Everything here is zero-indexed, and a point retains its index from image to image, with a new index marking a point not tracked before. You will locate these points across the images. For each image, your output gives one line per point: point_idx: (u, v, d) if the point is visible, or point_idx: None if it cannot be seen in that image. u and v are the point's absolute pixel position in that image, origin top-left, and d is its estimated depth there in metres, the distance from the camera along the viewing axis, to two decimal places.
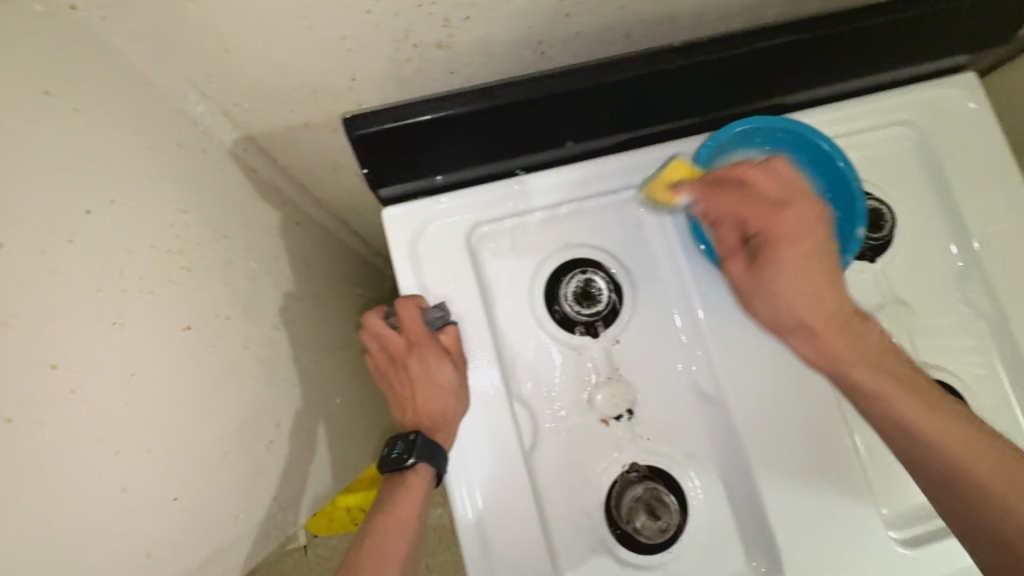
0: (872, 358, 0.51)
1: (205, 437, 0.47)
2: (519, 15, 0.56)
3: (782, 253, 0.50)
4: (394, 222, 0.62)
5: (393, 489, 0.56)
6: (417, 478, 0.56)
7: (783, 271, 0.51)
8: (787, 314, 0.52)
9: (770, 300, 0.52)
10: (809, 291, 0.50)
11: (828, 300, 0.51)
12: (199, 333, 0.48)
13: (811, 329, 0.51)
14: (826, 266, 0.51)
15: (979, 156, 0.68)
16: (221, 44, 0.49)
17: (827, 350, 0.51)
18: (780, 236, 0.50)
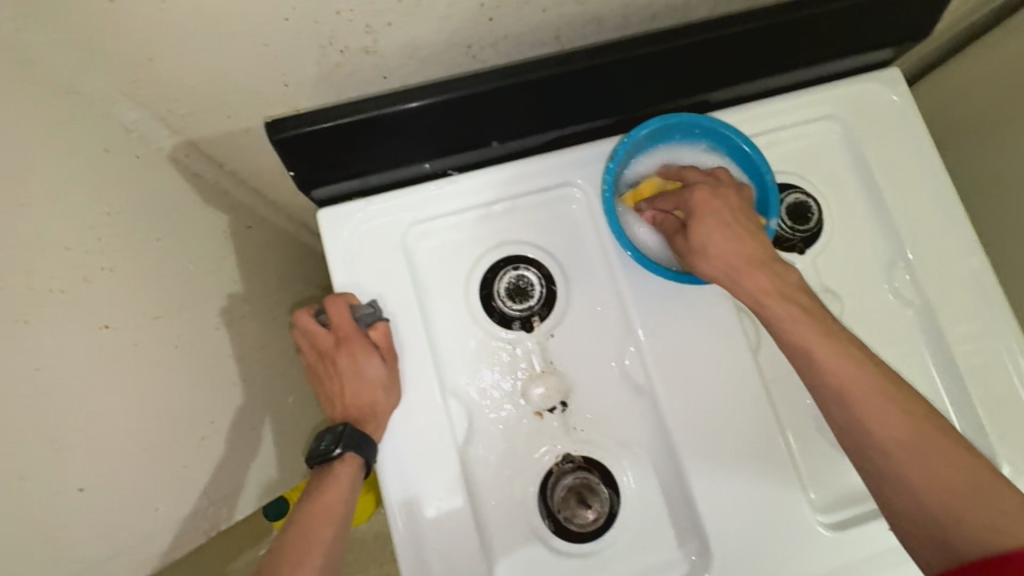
0: (786, 292, 0.54)
1: (124, 432, 0.48)
2: (442, 20, 0.58)
3: (703, 208, 0.57)
4: (329, 223, 0.63)
5: (321, 480, 0.58)
6: (345, 466, 0.58)
7: (708, 225, 0.56)
8: (721, 264, 0.56)
9: (705, 251, 0.56)
10: (732, 238, 0.56)
11: (752, 246, 0.56)
12: (120, 331, 0.50)
13: (741, 270, 0.55)
14: (743, 220, 0.57)
15: (902, 148, 0.70)
16: (142, 52, 0.51)
17: (755, 288, 0.55)
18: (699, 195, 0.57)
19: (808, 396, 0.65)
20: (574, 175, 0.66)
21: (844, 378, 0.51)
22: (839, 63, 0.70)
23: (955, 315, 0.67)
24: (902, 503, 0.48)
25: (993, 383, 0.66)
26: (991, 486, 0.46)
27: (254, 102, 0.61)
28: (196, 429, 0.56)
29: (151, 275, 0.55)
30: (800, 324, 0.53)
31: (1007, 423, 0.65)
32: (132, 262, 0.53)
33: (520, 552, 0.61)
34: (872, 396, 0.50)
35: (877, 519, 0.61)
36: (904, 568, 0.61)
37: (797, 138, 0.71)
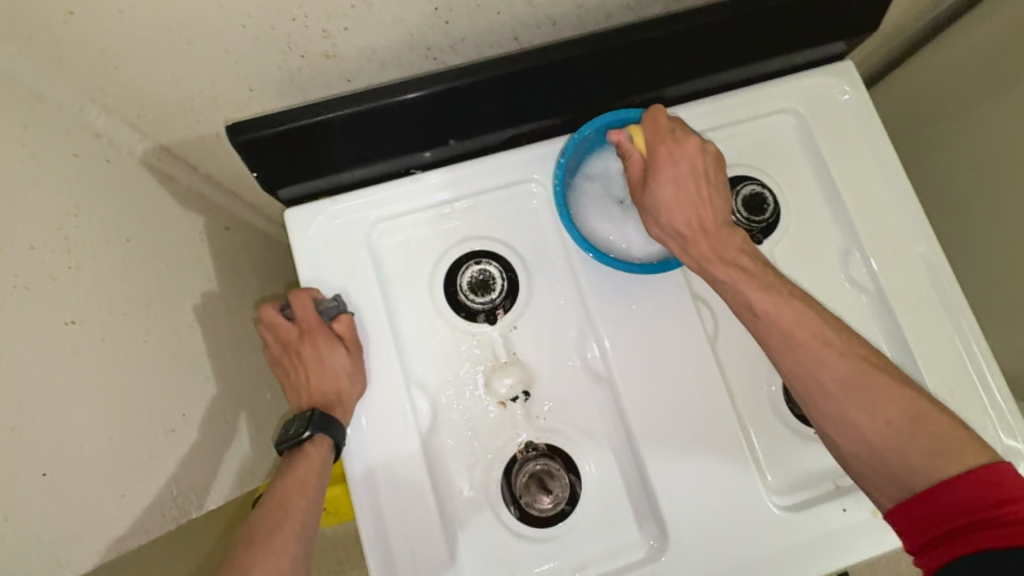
0: (727, 256, 0.57)
1: (89, 420, 0.50)
2: (397, 23, 0.60)
3: (665, 170, 0.57)
4: (294, 220, 0.66)
5: (293, 459, 0.60)
6: (315, 447, 0.60)
7: (666, 188, 0.57)
8: (673, 229, 0.58)
9: (659, 215, 0.58)
10: (689, 201, 0.57)
11: (707, 213, 0.57)
12: (87, 326, 0.52)
13: (691, 237, 0.57)
14: (708, 183, 0.58)
15: (855, 139, 0.71)
16: (107, 60, 0.54)
17: (700, 253, 0.57)
18: (667, 157, 0.57)
19: (767, 383, 0.67)
20: (532, 171, 0.68)
21: (794, 339, 0.54)
22: (794, 57, 0.72)
23: (909, 302, 0.68)
24: (850, 451, 0.53)
25: (949, 369, 0.67)
26: (928, 415, 0.51)
27: (220, 106, 0.63)
28: (165, 421, 0.59)
29: (119, 273, 0.58)
30: (746, 285, 0.56)
31: (961, 407, 0.66)
32: (100, 259, 0.56)
33: (482, 537, 0.63)
34: (817, 346, 0.53)
35: (830, 501, 0.63)
36: (855, 549, 0.63)
37: (753, 131, 0.73)
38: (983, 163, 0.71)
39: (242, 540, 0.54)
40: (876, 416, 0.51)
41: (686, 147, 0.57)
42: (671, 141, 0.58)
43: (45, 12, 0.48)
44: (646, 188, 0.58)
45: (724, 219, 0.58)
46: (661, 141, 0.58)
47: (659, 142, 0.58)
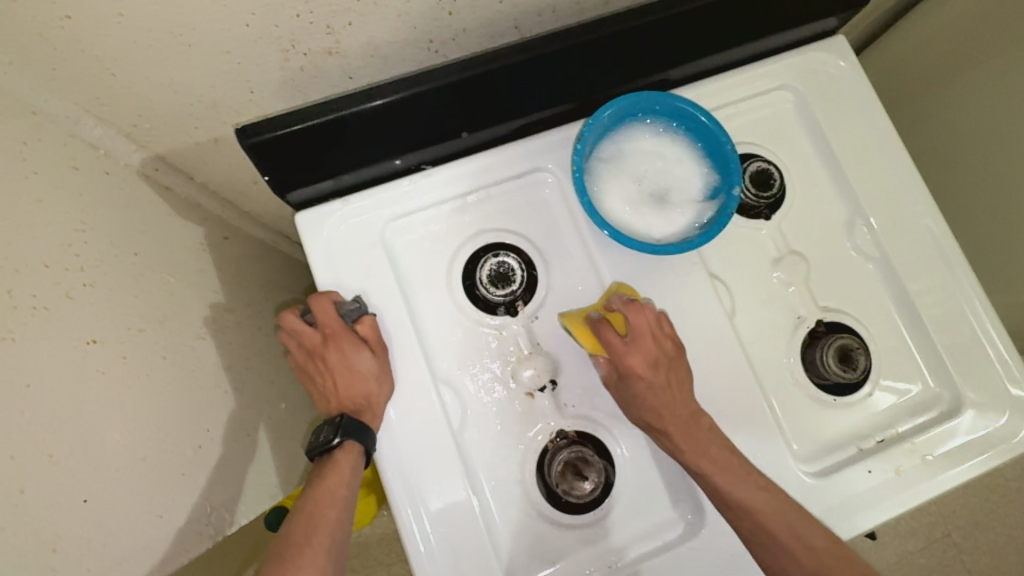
0: (689, 410, 0.61)
1: (118, 446, 0.49)
2: (400, 17, 0.58)
3: (634, 389, 0.61)
4: (306, 222, 0.65)
5: (323, 466, 0.59)
6: (345, 453, 0.60)
7: (635, 383, 0.61)
8: (643, 412, 0.62)
9: (630, 407, 0.62)
10: (657, 397, 0.61)
11: (676, 407, 0.61)
12: (108, 346, 0.50)
13: (664, 427, 0.61)
14: (670, 374, 0.62)
15: (852, 111, 0.73)
16: (104, 68, 0.52)
17: (672, 446, 0.61)
18: (639, 374, 0.61)
19: (786, 354, 0.69)
20: (545, 161, 0.68)
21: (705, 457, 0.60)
22: (791, 33, 0.73)
23: (917, 268, 0.71)
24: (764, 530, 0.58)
25: (957, 329, 0.69)
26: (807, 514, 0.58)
27: (220, 111, 0.61)
28: (191, 438, 0.57)
29: (133, 289, 0.56)
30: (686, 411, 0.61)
31: (968, 363, 0.69)
32: (113, 276, 0.54)
33: (521, 529, 0.63)
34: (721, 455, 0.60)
35: (855, 464, 0.66)
36: (883, 508, 0.65)
37: (753, 109, 0.74)
38: (984, 126, 0.74)
39: (273, 554, 0.53)
40: (780, 508, 0.58)
41: (660, 348, 0.61)
42: (647, 340, 0.61)
43: (40, 19, 0.46)
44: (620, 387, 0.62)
45: (692, 404, 0.62)
46: (639, 344, 0.61)
47: (638, 349, 0.61)
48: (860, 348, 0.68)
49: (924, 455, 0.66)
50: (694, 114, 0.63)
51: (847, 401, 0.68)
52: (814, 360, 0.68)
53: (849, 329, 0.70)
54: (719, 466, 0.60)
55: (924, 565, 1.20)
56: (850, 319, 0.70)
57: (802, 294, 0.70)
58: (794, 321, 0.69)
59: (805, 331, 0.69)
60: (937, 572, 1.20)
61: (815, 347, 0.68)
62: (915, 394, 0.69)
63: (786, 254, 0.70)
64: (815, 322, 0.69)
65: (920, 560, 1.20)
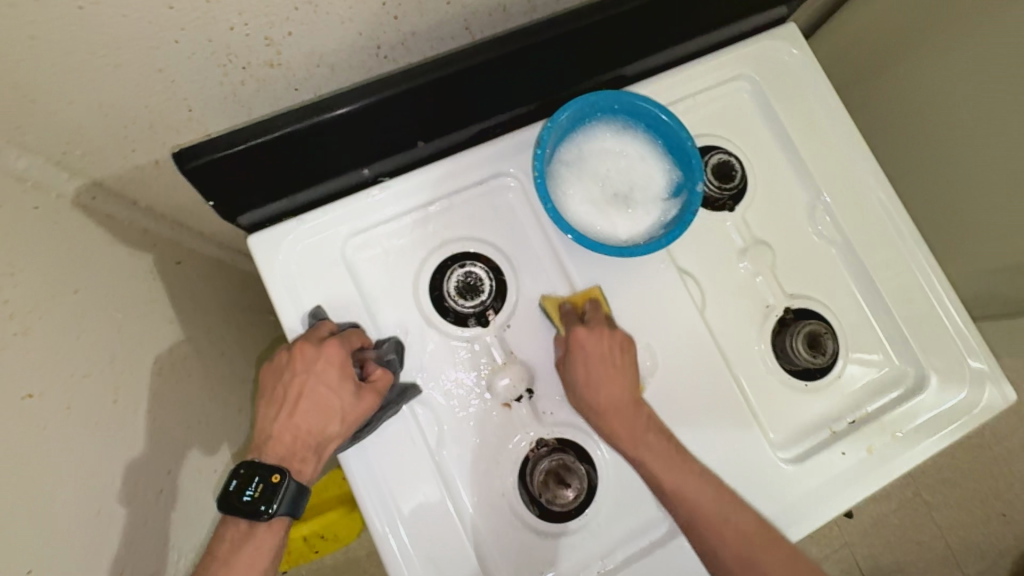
0: (626, 400, 0.61)
1: (62, 506, 0.47)
2: (344, 24, 0.55)
3: (577, 354, 0.61)
4: (260, 243, 0.62)
5: (238, 540, 0.57)
6: (269, 528, 0.57)
7: (580, 362, 0.61)
8: (585, 395, 0.61)
9: (573, 384, 0.61)
10: (600, 377, 0.60)
11: (616, 389, 0.60)
12: (47, 398, 0.48)
13: (602, 410, 0.60)
14: (620, 360, 0.61)
15: (806, 98, 0.74)
16: (21, 95, 0.48)
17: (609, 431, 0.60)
18: (581, 340, 0.61)
19: (758, 342, 0.69)
20: (507, 165, 0.66)
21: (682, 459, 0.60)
22: (741, 23, 0.73)
23: (878, 251, 0.72)
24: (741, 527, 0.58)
25: (920, 308, 0.71)
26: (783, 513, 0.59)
27: (157, 132, 0.58)
28: (155, 482, 0.59)
29: (76, 329, 0.53)
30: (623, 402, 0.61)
31: (930, 341, 0.70)
32: (52, 318, 0.51)
33: (506, 541, 0.62)
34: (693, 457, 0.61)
35: (830, 447, 0.67)
36: (857, 488, 0.66)
37: (712, 99, 0.73)
38: (933, 106, 0.76)
39: None
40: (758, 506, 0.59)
41: (614, 333, 0.62)
42: (603, 322, 0.62)
43: None
44: (567, 364, 0.62)
45: (632, 394, 0.61)
46: (594, 322, 0.62)
47: (591, 326, 0.61)
48: (827, 332, 0.69)
49: (894, 432, 0.68)
50: (658, 115, 0.62)
51: (818, 384, 0.69)
52: (785, 347, 0.69)
53: (816, 314, 0.71)
54: (694, 468, 0.60)
55: (898, 526, 1.25)
56: (817, 304, 0.71)
57: (770, 283, 0.70)
58: (763, 310, 0.70)
59: (774, 319, 0.70)
60: (911, 532, 1.25)
61: (785, 334, 0.69)
62: (882, 374, 0.71)
63: (751, 245, 0.71)
64: (784, 310, 0.70)
65: (894, 521, 1.25)
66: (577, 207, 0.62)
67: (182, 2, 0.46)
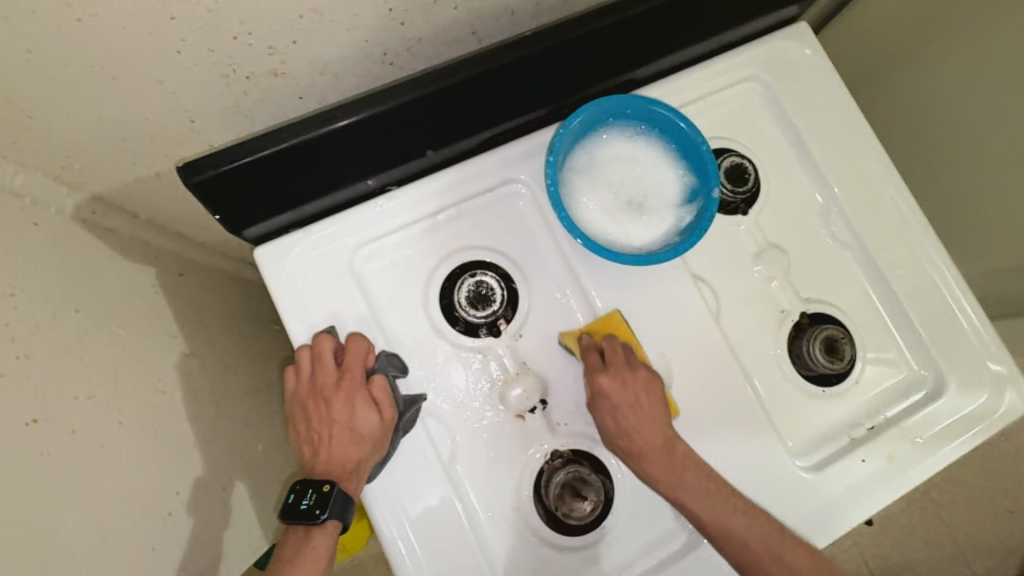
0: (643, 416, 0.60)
1: (69, 535, 0.46)
2: (350, 31, 0.54)
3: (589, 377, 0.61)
4: (266, 255, 0.60)
5: (297, 547, 0.57)
6: (323, 537, 0.58)
7: (607, 412, 0.59)
8: (614, 442, 0.60)
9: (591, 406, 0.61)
10: (627, 426, 0.59)
11: (629, 403, 0.59)
12: (51, 424, 0.47)
13: (632, 455, 0.59)
14: (647, 408, 0.60)
15: (819, 99, 0.72)
16: (18, 110, 0.47)
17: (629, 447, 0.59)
18: (593, 364, 0.61)
19: (774, 347, 0.68)
20: (517, 172, 0.65)
21: (700, 471, 0.59)
22: (752, 24, 0.71)
23: (894, 254, 0.71)
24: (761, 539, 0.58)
25: (937, 311, 0.70)
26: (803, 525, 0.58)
27: (158, 144, 0.56)
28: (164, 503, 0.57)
29: (78, 349, 0.52)
30: (638, 413, 0.60)
31: (949, 345, 0.69)
32: (54, 340, 0.49)
33: (522, 556, 0.61)
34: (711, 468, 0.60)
35: (849, 454, 0.66)
36: (877, 497, 0.65)
37: (723, 101, 0.72)
38: (944, 106, 0.75)
39: None
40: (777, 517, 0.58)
41: (637, 375, 0.60)
42: (625, 367, 0.60)
43: None
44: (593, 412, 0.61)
45: (663, 436, 0.60)
46: (617, 368, 0.60)
47: (614, 375, 0.59)
48: (844, 337, 0.68)
49: (913, 438, 0.67)
50: (676, 121, 0.60)
51: (835, 390, 0.68)
52: (801, 353, 0.68)
53: (831, 319, 0.69)
54: (712, 480, 0.59)
55: (906, 524, 1.25)
56: (833, 309, 0.70)
57: (785, 288, 0.69)
58: (778, 316, 0.69)
59: (790, 324, 0.69)
60: (919, 530, 1.24)
61: (801, 339, 0.68)
62: (899, 379, 0.70)
63: (765, 249, 0.69)
64: (799, 315, 0.69)
65: (902, 519, 1.24)
66: (595, 223, 0.61)
67: (184, 12, 0.44)
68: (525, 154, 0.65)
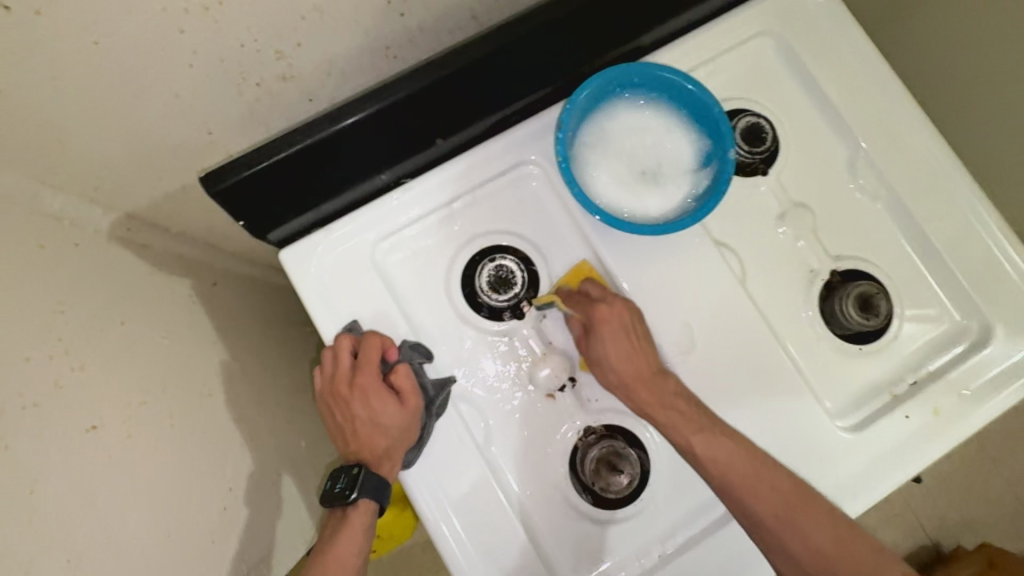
0: (638, 339, 0.60)
1: (134, 531, 0.49)
2: (353, 27, 0.54)
3: (601, 326, 0.59)
4: (290, 257, 0.62)
5: (337, 526, 0.60)
6: (358, 514, 0.60)
7: (608, 341, 0.59)
8: (614, 372, 0.59)
9: (602, 361, 0.60)
10: (627, 353, 0.59)
11: (627, 338, 0.60)
12: (110, 429, 0.50)
13: (630, 384, 0.59)
14: (641, 339, 0.61)
15: (836, 46, 0.69)
16: (51, 136, 0.49)
17: (639, 402, 0.59)
18: (584, 302, 0.61)
19: (805, 308, 0.66)
20: (527, 152, 0.64)
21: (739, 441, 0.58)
22: None
23: (927, 201, 0.67)
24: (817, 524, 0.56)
25: (978, 257, 0.66)
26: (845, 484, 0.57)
27: (181, 158, 0.58)
28: (218, 500, 0.61)
29: (127, 358, 0.55)
30: (636, 343, 0.60)
31: (995, 291, 0.66)
32: (105, 352, 0.52)
33: (563, 531, 0.62)
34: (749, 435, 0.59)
35: (891, 412, 0.64)
36: (924, 453, 0.63)
37: (735, 61, 0.70)
38: (968, 41, 0.71)
39: None
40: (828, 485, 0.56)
41: (623, 301, 0.61)
42: (608, 295, 0.61)
43: None
44: (591, 345, 0.60)
45: (656, 365, 0.60)
46: (602, 298, 0.61)
47: (606, 304, 0.60)
48: (880, 293, 0.65)
49: (960, 391, 0.64)
50: (685, 85, 0.59)
51: (874, 347, 0.66)
52: (834, 312, 0.66)
53: (865, 274, 0.67)
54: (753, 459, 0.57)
55: (961, 483, 1.20)
56: (866, 264, 0.67)
57: (812, 246, 0.67)
58: (808, 276, 0.67)
59: (820, 283, 0.67)
60: (976, 489, 1.20)
61: (834, 298, 0.66)
62: (941, 331, 0.67)
63: (789, 208, 0.67)
64: (830, 273, 0.67)
65: (957, 478, 1.20)
66: (597, 171, 0.61)
67: (192, 23, 0.46)
68: (534, 134, 0.64)
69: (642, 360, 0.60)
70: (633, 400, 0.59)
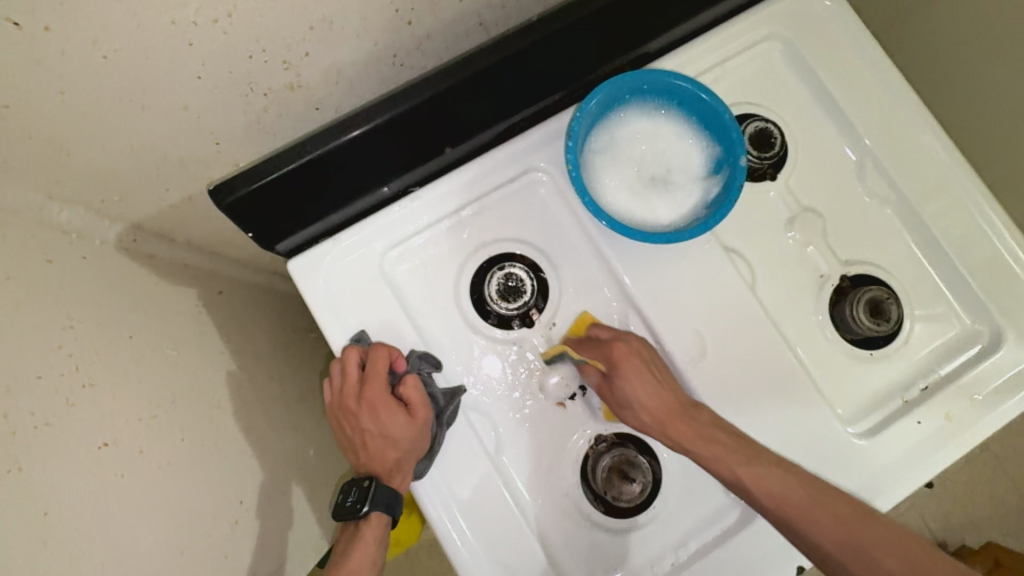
0: (659, 375, 0.60)
1: (147, 548, 0.49)
2: (360, 35, 0.54)
3: (623, 367, 0.59)
4: (299, 269, 0.62)
5: (350, 540, 0.60)
6: (371, 527, 0.60)
7: (633, 381, 0.59)
8: (644, 410, 0.59)
9: (631, 405, 0.59)
10: (652, 390, 0.59)
11: (648, 374, 0.59)
12: (121, 445, 0.50)
13: (664, 420, 0.59)
14: (662, 372, 0.60)
15: (844, 50, 0.69)
16: (58, 150, 0.49)
17: (677, 437, 0.59)
18: (597, 348, 0.61)
19: (815, 313, 0.66)
20: (535, 160, 0.64)
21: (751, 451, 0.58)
22: None
23: (936, 204, 0.67)
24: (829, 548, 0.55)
25: (989, 261, 0.66)
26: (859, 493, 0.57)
27: (189, 169, 0.58)
28: (230, 513, 0.60)
29: (137, 371, 0.54)
30: (659, 380, 0.60)
31: (1006, 295, 0.65)
32: (115, 366, 0.52)
33: (576, 540, 0.61)
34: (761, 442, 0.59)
35: (902, 417, 0.64)
36: (936, 458, 0.63)
37: (742, 65, 0.69)
38: (975, 42, 0.71)
39: None
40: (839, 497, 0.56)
41: (634, 337, 0.61)
42: (620, 334, 0.61)
43: None
44: (615, 388, 0.60)
45: (684, 397, 0.60)
46: (617, 339, 0.61)
47: (624, 343, 0.60)
48: (891, 297, 0.65)
49: (971, 395, 0.64)
50: (696, 93, 0.59)
51: (885, 352, 0.66)
52: (844, 317, 0.65)
53: (875, 279, 0.67)
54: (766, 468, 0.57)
55: (968, 481, 1.20)
56: (876, 269, 0.67)
57: (822, 252, 0.67)
58: (818, 281, 0.67)
59: (830, 288, 0.66)
60: (983, 487, 1.20)
61: (844, 303, 0.65)
62: (952, 335, 0.67)
63: (799, 213, 0.67)
64: (840, 278, 0.66)
65: (964, 476, 1.20)
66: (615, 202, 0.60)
67: (201, 35, 0.45)
68: (542, 141, 0.64)
69: (666, 398, 0.59)
70: (668, 436, 0.59)
